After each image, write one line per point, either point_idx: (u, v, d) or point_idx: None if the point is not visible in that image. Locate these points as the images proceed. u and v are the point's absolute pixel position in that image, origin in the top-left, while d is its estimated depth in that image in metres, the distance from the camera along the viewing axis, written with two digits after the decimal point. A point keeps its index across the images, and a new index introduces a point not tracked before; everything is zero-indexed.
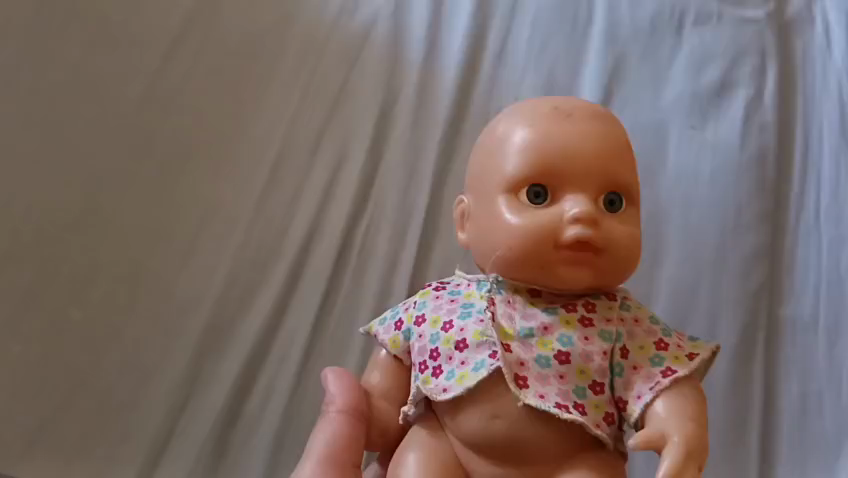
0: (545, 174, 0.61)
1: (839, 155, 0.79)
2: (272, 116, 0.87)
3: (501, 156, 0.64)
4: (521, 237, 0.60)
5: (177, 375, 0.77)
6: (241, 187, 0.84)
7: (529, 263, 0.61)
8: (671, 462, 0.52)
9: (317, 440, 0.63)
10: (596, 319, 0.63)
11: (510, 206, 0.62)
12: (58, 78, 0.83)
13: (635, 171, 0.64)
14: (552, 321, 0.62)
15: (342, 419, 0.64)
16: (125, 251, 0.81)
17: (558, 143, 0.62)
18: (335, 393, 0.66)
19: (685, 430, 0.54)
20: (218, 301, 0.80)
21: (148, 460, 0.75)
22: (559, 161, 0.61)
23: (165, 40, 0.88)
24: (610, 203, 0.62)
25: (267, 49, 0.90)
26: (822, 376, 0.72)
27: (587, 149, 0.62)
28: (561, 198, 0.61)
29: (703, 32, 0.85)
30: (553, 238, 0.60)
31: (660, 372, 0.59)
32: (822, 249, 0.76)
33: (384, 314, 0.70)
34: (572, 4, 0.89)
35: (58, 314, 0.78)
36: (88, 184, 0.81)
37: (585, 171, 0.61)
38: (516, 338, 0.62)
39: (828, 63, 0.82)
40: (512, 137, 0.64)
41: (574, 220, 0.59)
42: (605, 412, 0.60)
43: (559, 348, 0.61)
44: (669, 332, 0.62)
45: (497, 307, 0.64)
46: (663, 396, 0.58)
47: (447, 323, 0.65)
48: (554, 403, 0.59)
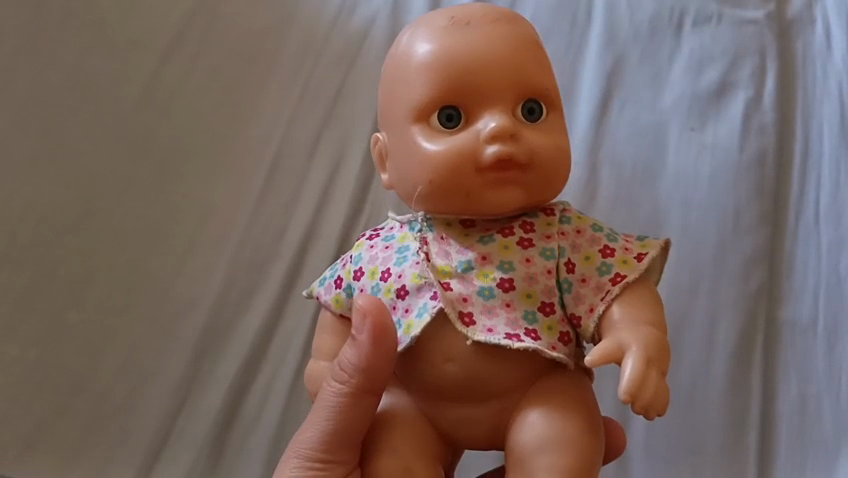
0: (456, 93, 0.59)
1: (839, 156, 0.79)
2: (270, 117, 0.88)
3: (406, 84, 0.61)
4: (441, 165, 0.58)
5: (175, 376, 0.78)
6: (240, 189, 0.85)
7: (452, 191, 0.59)
8: (635, 368, 0.53)
9: (319, 410, 0.59)
10: (535, 239, 0.62)
11: (426, 135, 0.60)
12: (56, 80, 0.85)
13: (548, 69, 0.62)
14: (491, 249, 0.61)
15: (346, 396, 0.58)
16: (123, 252, 0.81)
17: (460, 56, 0.59)
18: (348, 366, 0.58)
19: (644, 339, 0.55)
20: (216, 302, 0.80)
21: (144, 462, 0.75)
22: (467, 76, 0.59)
23: (161, 42, 0.89)
24: (530, 111, 0.60)
25: (264, 51, 0.90)
26: (821, 378, 0.72)
27: (492, 57, 0.59)
28: (476, 116, 0.59)
29: (703, 33, 0.85)
30: (473, 162, 0.58)
31: (609, 280, 0.59)
32: (822, 251, 0.76)
33: (324, 275, 0.68)
34: (570, 4, 0.89)
35: (56, 316, 0.78)
36: (86, 186, 0.82)
37: (497, 82, 0.59)
38: (454, 274, 0.61)
39: (828, 64, 0.83)
40: (413, 60, 0.61)
41: (492, 139, 0.57)
42: (559, 333, 0.60)
43: (501, 277, 0.60)
44: (612, 237, 0.62)
45: (431, 245, 0.63)
46: (618, 304, 0.58)
47: (384, 273, 0.64)
48: (504, 334, 0.58)
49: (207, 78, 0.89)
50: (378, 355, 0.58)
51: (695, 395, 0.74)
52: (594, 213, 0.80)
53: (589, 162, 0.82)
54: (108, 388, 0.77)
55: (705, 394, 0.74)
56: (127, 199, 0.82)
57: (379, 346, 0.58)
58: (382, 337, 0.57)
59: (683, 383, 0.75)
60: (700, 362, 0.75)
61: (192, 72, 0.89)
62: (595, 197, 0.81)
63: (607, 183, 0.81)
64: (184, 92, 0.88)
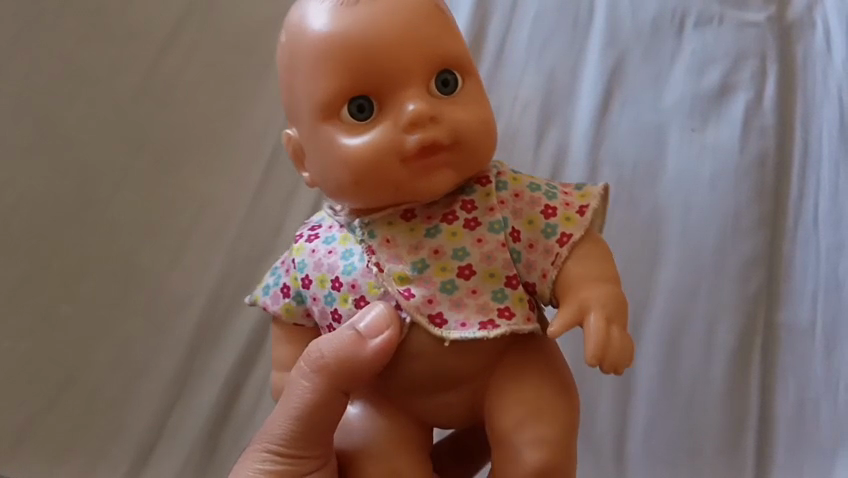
0: (364, 83, 0.57)
1: (839, 163, 0.77)
2: (268, 112, 0.87)
3: (305, 78, 0.58)
4: (365, 161, 0.56)
5: (168, 372, 0.78)
6: (236, 182, 0.85)
7: (375, 184, 0.57)
8: (599, 330, 0.54)
9: (291, 399, 0.60)
10: (479, 216, 0.60)
11: (340, 132, 0.57)
12: (53, 69, 0.83)
13: (454, 32, 0.60)
14: (440, 241, 0.59)
15: (325, 394, 0.59)
16: (118, 245, 0.80)
17: (359, 41, 0.56)
18: (326, 360, 0.59)
19: (602, 295, 0.56)
20: (211, 296, 0.80)
21: (138, 458, 0.75)
22: (371, 62, 0.56)
23: (162, 32, 0.88)
24: (444, 83, 0.58)
25: (262, 45, 0.90)
26: (819, 382, 0.72)
27: (392, 37, 0.56)
28: (392, 102, 0.56)
29: (704, 34, 0.85)
30: (396, 154, 0.56)
31: (558, 243, 0.59)
32: (821, 256, 0.75)
33: (266, 282, 0.66)
34: (572, 4, 0.89)
35: (49, 310, 0.78)
36: (82, 177, 0.81)
37: (403, 63, 0.56)
38: (411, 278, 0.59)
39: (828, 69, 0.81)
40: (309, 52, 0.58)
41: (413, 125, 0.55)
42: (527, 302, 0.60)
43: (459, 265, 0.59)
44: (551, 195, 0.61)
45: (380, 254, 0.60)
46: (570, 264, 0.59)
47: (334, 281, 0.62)
48: (478, 326, 0.58)
49: (206, 71, 0.88)
50: (370, 363, 0.58)
51: (695, 397, 0.74)
52: None
53: (588, 162, 0.82)
54: (100, 382, 0.77)
55: (704, 397, 0.74)
56: (123, 190, 0.82)
57: (375, 357, 0.58)
58: (382, 348, 0.57)
59: (683, 385, 0.75)
60: (700, 365, 0.75)
61: (191, 64, 0.88)
62: None
63: (607, 183, 0.81)
64: (182, 84, 0.87)
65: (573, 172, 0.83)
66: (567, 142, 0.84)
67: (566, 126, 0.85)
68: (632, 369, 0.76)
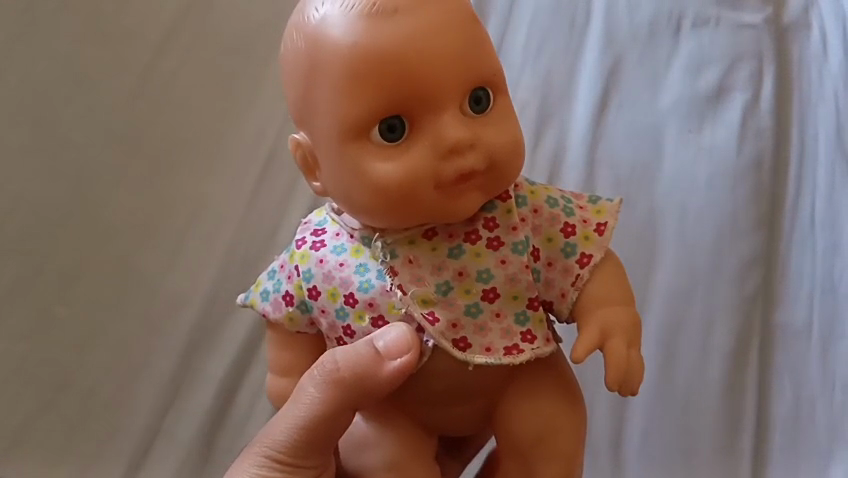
0: (399, 104, 0.54)
1: (835, 164, 0.77)
2: (264, 115, 0.87)
3: (331, 91, 0.55)
4: (399, 185, 0.55)
5: (164, 374, 0.78)
6: (231, 184, 0.84)
7: (405, 208, 0.56)
8: (621, 355, 0.57)
9: (301, 405, 0.61)
10: (502, 235, 0.60)
11: (368, 153, 0.55)
12: (46, 69, 0.82)
13: (486, 43, 0.58)
14: (464, 262, 0.60)
15: (337, 405, 0.60)
16: (114, 248, 0.80)
17: (394, 59, 0.54)
18: (339, 374, 0.59)
19: (621, 318, 0.59)
20: (207, 299, 0.80)
21: (133, 460, 0.76)
22: (406, 82, 0.54)
23: (157, 34, 0.87)
24: (477, 101, 0.57)
25: (257, 46, 0.90)
26: (815, 383, 0.72)
27: (429, 55, 0.54)
28: (426, 125, 0.55)
29: (701, 36, 0.85)
30: (430, 180, 0.55)
31: (578, 263, 0.61)
32: (817, 258, 0.75)
33: (266, 286, 0.65)
34: (569, 5, 0.89)
35: (44, 312, 0.78)
36: (77, 178, 0.81)
37: (440, 83, 0.54)
38: (436, 301, 0.60)
39: (824, 71, 0.81)
40: (338, 63, 0.55)
41: (450, 153, 0.54)
42: (545, 323, 0.62)
43: (484, 288, 0.60)
44: (569, 211, 0.62)
45: (402, 275, 0.60)
46: (591, 283, 0.60)
47: (348, 297, 0.61)
48: (502, 351, 0.59)
49: (201, 71, 0.88)
50: (384, 382, 0.58)
51: (691, 399, 0.74)
52: None
53: (585, 164, 0.82)
54: (96, 385, 0.77)
55: (701, 399, 0.74)
56: (118, 192, 0.82)
57: (390, 377, 0.58)
58: (397, 370, 0.57)
59: (679, 387, 0.75)
60: (696, 366, 0.75)
61: (187, 64, 0.87)
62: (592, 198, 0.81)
63: (603, 186, 0.81)
64: (178, 85, 0.86)
65: (570, 174, 0.83)
66: (564, 144, 0.84)
67: (562, 127, 0.85)
68: None
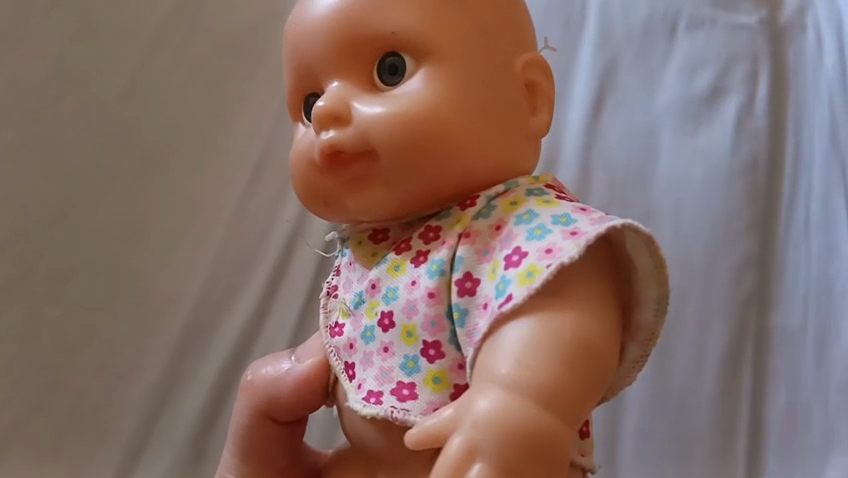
0: (310, 82, 0.60)
1: (830, 163, 0.77)
2: (258, 116, 0.87)
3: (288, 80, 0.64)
4: (298, 165, 0.59)
5: (155, 376, 0.78)
6: (224, 185, 0.84)
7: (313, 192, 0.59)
8: (456, 454, 0.46)
9: (231, 431, 0.64)
10: (431, 251, 0.56)
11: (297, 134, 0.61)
12: (38, 67, 0.81)
13: (414, 13, 0.56)
14: (378, 276, 0.58)
15: (257, 424, 0.62)
16: (105, 248, 0.80)
17: (299, 40, 0.59)
18: (256, 391, 0.63)
19: (494, 413, 0.46)
20: (199, 300, 0.80)
21: (125, 460, 0.75)
22: (307, 60, 0.59)
23: (149, 33, 0.87)
24: (389, 76, 0.56)
25: (252, 47, 0.89)
26: (810, 385, 0.71)
27: (330, 30, 0.57)
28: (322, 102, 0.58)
29: (696, 36, 0.84)
30: (312, 160, 0.57)
31: (495, 305, 0.50)
32: (812, 259, 0.74)
33: None
34: (564, 6, 0.89)
35: (34, 312, 0.77)
36: (69, 178, 0.80)
37: (338, 58, 0.57)
38: (348, 312, 0.59)
39: (820, 71, 0.81)
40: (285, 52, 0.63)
41: (318, 130, 0.56)
42: (452, 386, 0.53)
43: (382, 311, 0.56)
44: (525, 239, 0.52)
45: (341, 275, 0.62)
46: (507, 335, 0.49)
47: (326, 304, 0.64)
48: (364, 395, 0.56)
49: (195, 71, 0.87)
50: (290, 393, 0.61)
51: (684, 401, 0.74)
52: None
53: (581, 165, 0.82)
54: (87, 384, 0.77)
55: (695, 402, 0.74)
56: (111, 191, 0.81)
57: (294, 388, 0.61)
58: (298, 377, 0.61)
59: (673, 387, 0.75)
60: (691, 367, 0.74)
61: (179, 64, 0.87)
62: (587, 198, 0.81)
63: (598, 188, 0.81)
64: (171, 84, 0.86)
65: (565, 174, 0.82)
66: (558, 145, 0.84)
67: (556, 130, 0.84)
68: None
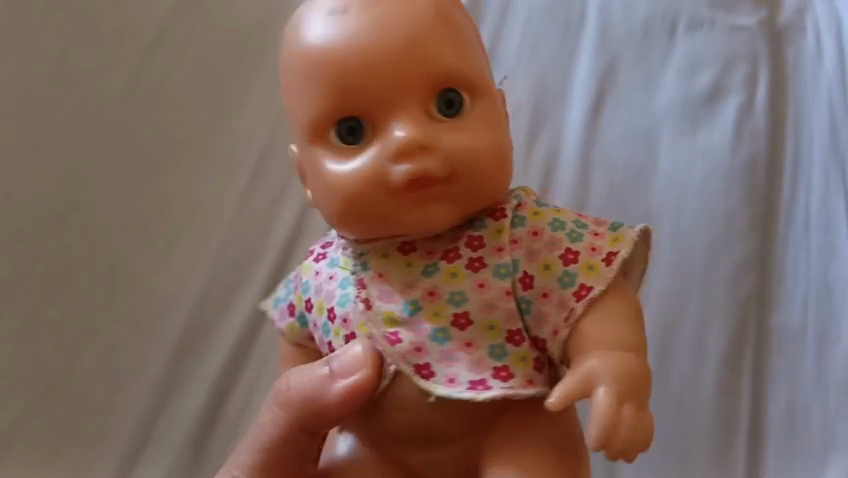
0: (353, 105, 0.57)
1: (829, 165, 0.77)
2: (257, 117, 0.86)
3: (298, 96, 0.60)
4: (349, 188, 0.57)
5: (155, 376, 0.77)
6: (224, 186, 0.84)
7: (363, 215, 0.57)
8: (605, 403, 0.51)
9: (260, 426, 0.62)
10: (487, 257, 0.60)
11: (329, 155, 0.58)
12: (37, 69, 0.82)
13: (464, 51, 0.59)
14: (436, 283, 0.60)
15: (293, 427, 0.61)
16: (104, 248, 0.80)
17: (345, 64, 0.57)
18: (293, 397, 0.61)
19: (611, 360, 0.54)
20: (199, 300, 0.80)
21: (125, 460, 0.76)
22: (354, 83, 0.57)
23: (148, 33, 0.87)
24: (447, 106, 0.58)
25: (251, 46, 0.89)
26: (810, 386, 0.72)
27: (387, 57, 0.57)
28: (380, 128, 0.57)
29: (695, 38, 0.84)
30: (382, 184, 0.56)
31: (574, 295, 0.57)
32: (811, 259, 0.75)
33: (278, 292, 0.68)
34: (564, 6, 0.88)
35: (33, 314, 0.77)
36: (68, 179, 0.80)
37: (396, 84, 0.57)
38: (401, 321, 0.60)
39: (819, 72, 0.81)
40: (302, 71, 0.59)
41: (400, 156, 0.55)
42: (532, 363, 0.59)
43: (455, 312, 0.59)
44: (573, 237, 0.59)
45: (371, 288, 0.61)
46: (593, 318, 0.57)
47: (330, 311, 0.63)
48: (466, 385, 0.57)
49: (194, 70, 0.87)
50: (334, 406, 0.59)
51: (685, 401, 0.74)
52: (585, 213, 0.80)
53: (580, 166, 0.82)
54: (88, 384, 0.77)
55: (696, 402, 0.74)
56: (112, 191, 0.81)
57: (340, 402, 0.59)
58: (345, 392, 0.58)
59: (674, 388, 0.74)
60: (691, 367, 0.74)
61: (178, 63, 0.87)
62: (587, 199, 0.81)
63: (598, 188, 0.81)
64: (171, 84, 0.86)
65: (565, 176, 0.82)
66: (559, 144, 0.83)
67: (556, 130, 0.84)
68: None
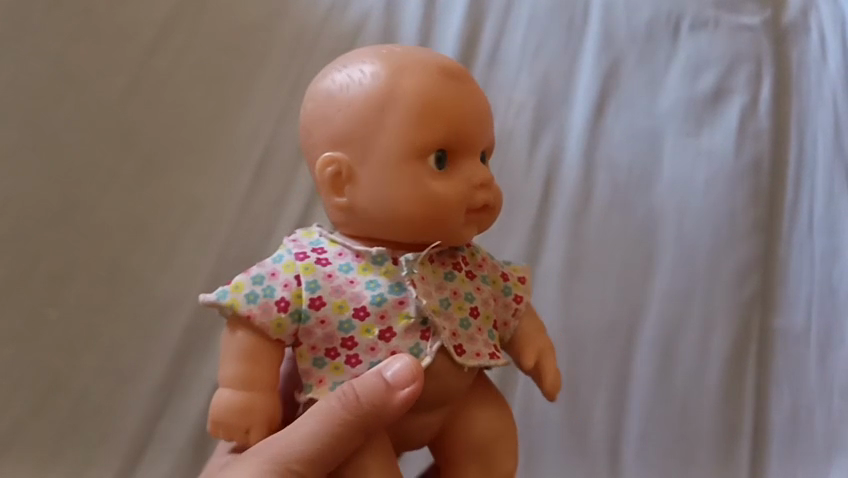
0: (452, 134, 0.51)
1: (834, 166, 0.77)
2: (259, 116, 0.86)
3: (395, 114, 0.50)
4: (435, 209, 0.50)
5: (156, 377, 0.77)
6: (226, 187, 0.83)
7: (429, 232, 0.51)
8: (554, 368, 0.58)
9: (304, 428, 0.52)
10: (473, 269, 0.57)
11: (421, 176, 0.50)
12: (38, 71, 0.82)
13: None
14: (456, 284, 0.55)
15: (348, 432, 0.51)
16: (105, 249, 0.79)
17: (454, 99, 0.51)
18: (353, 397, 0.50)
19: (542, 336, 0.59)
20: (200, 301, 0.79)
21: (127, 461, 0.76)
22: (461, 118, 0.51)
23: (149, 34, 0.87)
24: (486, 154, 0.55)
25: (254, 46, 0.88)
26: (813, 389, 0.72)
27: (481, 106, 0.53)
28: (467, 162, 0.52)
29: (699, 38, 0.84)
30: (465, 207, 0.51)
31: (516, 300, 0.58)
32: (815, 263, 0.74)
33: (250, 284, 0.51)
34: (567, 5, 0.88)
35: (35, 315, 0.77)
36: (70, 179, 0.80)
37: (484, 131, 0.53)
38: (441, 312, 0.53)
39: (824, 73, 0.81)
40: (404, 92, 0.50)
41: (485, 185, 0.52)
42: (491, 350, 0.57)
43: (470, 305, 0.55)
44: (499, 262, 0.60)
45: (419, 285, 0.52)
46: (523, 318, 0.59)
47: (358, 308, 0.51)
48: (490, 357, 0.54)
49: (195, 71, 0.87)
50: (397, 412, 0.50)
51: (689, 402, 0.73)
52: (588, 217, 0.79)
53: (583, 167, 0.81)
54: (90, 386, 0.77)
55: (699, 403, 0.73)
56: (111, 191, 0.81)
57: (403, 408, 0.50)
58: (408, 402, 0.49)
59: (678, 389, 0.74)
60: (694, 369, 0.74)
61: (179, 64, 0.87)
62: (590, 202, 0.80)
63: (602, 188, 0.80)
64: (172, 84, 0.86)
65: (567, 177, 0.81)
66: (562, 144, 0.83)
67: (560, 130, 0.83)
68: (627, 373, 0.75)
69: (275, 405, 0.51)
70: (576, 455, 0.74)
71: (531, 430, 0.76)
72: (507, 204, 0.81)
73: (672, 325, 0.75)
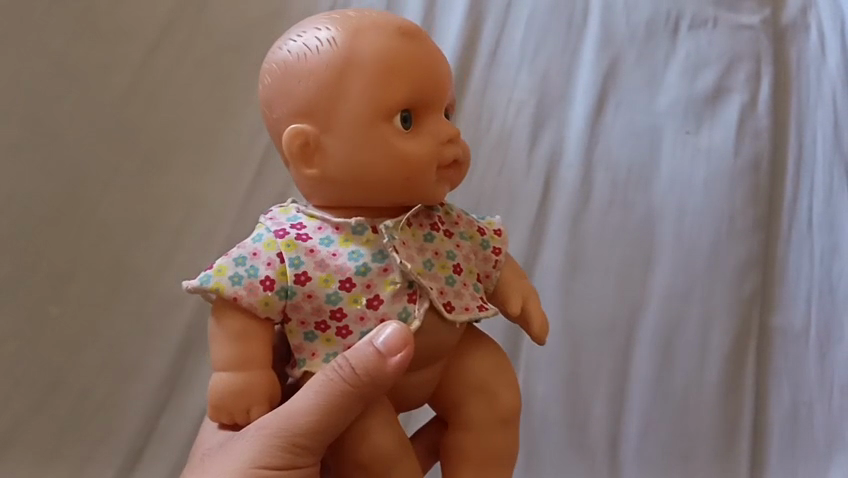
0: (413, 92, 0.49)
1: (834, 164, 0.77)
2: (261, 112, 0.86)
3: (357, 81, 0.49)
4: (405, 171, 0.49)
5: (157, 376, 0.77)
6: (228, 185, 0.83)
7: (400, 194, 0.51)
8: (538, 312, 0.57)
9: (299, 402, 0.52)
10: (449, 226, 0.56)
11: (388, 138, 0.49)
12: (40, 69, 0.83)
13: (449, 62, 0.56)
14: (437, 245, 0.54)
15: (350, 402, 0.50)
16: (106, 247, 0.80)
17: (410, 56, 0.50)
18: (346, 369, 0.50)
19: (522, 282, 0.58)
20: (200, 302, 0.79)
21: (127, 461, 0.76)
22: (422, 74, 0.50)
23: (153, 30, 0.87)
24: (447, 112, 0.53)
25: (254, 45, 0.88)
26: (812, 387, 0.72)
27: (438, 59, 0.51)
28: (432, 119, 0.51)
29: (698, 36, 0.84)
30: (435, 165, 0.50)
31: (495, 252, 0.57)
32: (814, 262, 0.74)
33: (232, 268, 0.50)
34: (567, 4, 0.88)
35: (38, 312, 0.78)
36: (71, 177, 0.81)
37: (445, 84, 0.51)
38: (426, 274, 0.52)
39: (823, 72, 0.81)
40: (361, 58, 0.49)
41: (453, 139, 0.51)
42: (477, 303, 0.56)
43: (453, 263, 0.54)
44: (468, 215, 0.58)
45: (402, 251, 0.51)
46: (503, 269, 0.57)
47: (343, 280, 0.51)
48: (480, 310, 0.54)
49: (197, 68, 0.87)
50: (392, 377, 0.50)
51: (689, 400, 0.74)
52: (587, 217, 0.80)
53: (582, 165, 0.81)
54: (90, 385, 0.77)
55: (698, 401, 0.73)
56: (111, 192, 0.81)
57: (398, 372, 0.50)
58: (403, 365, 0.49)
59: (677, 387, 0.74)
60: (693, 366, 0.74)
61: (180, 61, 0.87)
62: (589, 200, 0.80)
63: (600, 187, 0.80)
64: (173, 82, 0.86)
65: (566, 175, 0.81)
66: (560, 143, 0.83)
67: (560, 129, 0.83)
68: (626, 371, 0.75)
69: (272, 380, 0.51)
70: (575, 451, 0.75)
71: (531, 429, 0.76)
72: (507, 202, 0.82)
73: (672, 323, 0.75)
